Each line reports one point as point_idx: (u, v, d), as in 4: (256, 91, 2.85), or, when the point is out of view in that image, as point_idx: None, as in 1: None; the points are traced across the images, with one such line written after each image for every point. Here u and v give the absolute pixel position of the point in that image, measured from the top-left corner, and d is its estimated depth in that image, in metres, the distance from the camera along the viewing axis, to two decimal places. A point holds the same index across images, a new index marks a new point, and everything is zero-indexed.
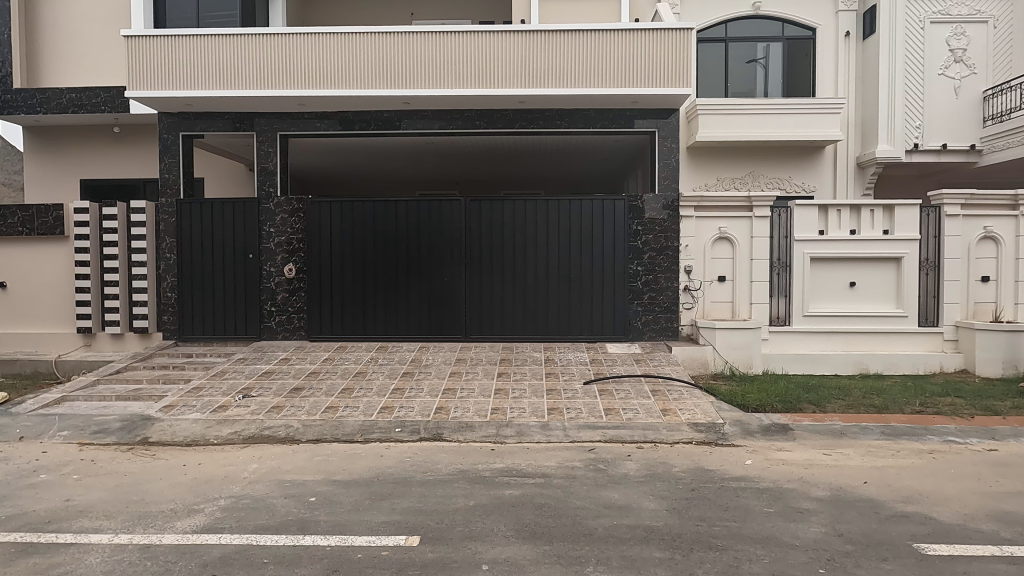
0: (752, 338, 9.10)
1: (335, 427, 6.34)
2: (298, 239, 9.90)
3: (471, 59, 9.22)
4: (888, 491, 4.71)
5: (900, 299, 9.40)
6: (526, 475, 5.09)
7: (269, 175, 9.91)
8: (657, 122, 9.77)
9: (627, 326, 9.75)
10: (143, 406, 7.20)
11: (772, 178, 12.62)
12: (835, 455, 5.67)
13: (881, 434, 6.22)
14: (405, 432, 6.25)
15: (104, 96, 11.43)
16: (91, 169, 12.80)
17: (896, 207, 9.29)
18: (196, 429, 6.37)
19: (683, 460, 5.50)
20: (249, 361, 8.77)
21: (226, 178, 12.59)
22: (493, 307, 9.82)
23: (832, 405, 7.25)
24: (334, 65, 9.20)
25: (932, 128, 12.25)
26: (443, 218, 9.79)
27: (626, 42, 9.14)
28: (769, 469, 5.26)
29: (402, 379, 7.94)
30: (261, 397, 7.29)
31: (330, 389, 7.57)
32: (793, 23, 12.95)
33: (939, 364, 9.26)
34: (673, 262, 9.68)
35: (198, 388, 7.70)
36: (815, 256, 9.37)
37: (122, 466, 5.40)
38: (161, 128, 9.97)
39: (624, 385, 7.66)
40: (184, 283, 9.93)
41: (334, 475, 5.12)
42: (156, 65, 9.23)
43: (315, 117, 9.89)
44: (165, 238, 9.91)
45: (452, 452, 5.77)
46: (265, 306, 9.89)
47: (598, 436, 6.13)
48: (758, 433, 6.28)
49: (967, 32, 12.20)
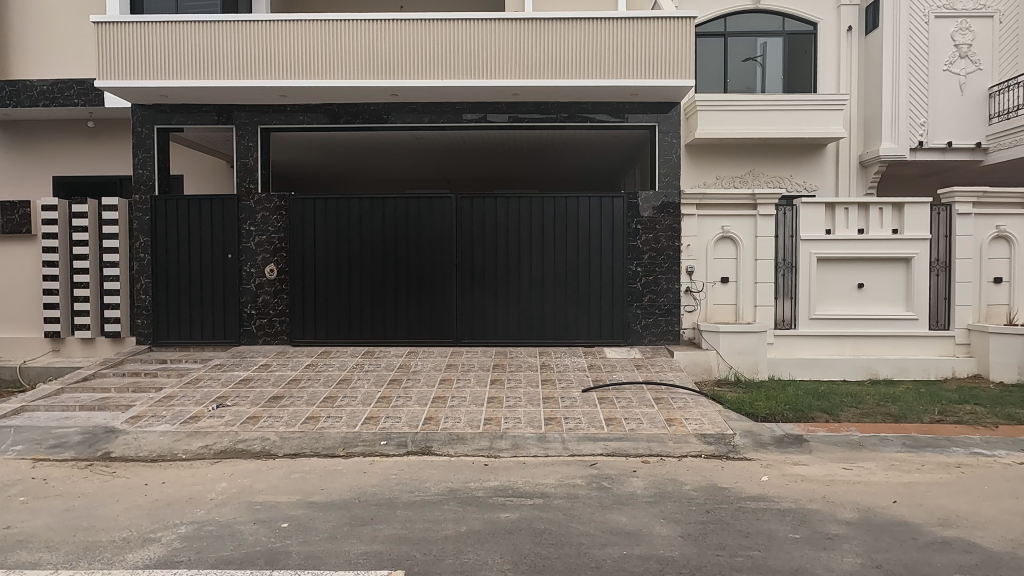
0: (758, 341, 8.69)
1: (315, 439, 5.86)
2: (280, 238, 9.40)
3: (463, 49, 8.73)
4: (923, 512, 4.28)
5: (910, 301, 9.02)
6: (523, 495, 4.62)
7: (250, 171, 9.40)
8: (657, 116, 9.31)
9: (626, 329, 9.29)
10: (108, 416, 6.67)
11: (773, 176, 12.25)
12: (856, 470, 5.24)
13: (903, 446, 5.81)
14: (392, 445, 5.77)
15: (78, 88, 10.88)
16: (65, 165, 12.20)
17: (905, 204, 8.91)
18: (163, 443, 5.86)
19: (694, 476, 5.05)
20: (226, 368, 8.26)
21: (206, 174, 12.05)
22: (486, 309, 9.34)
23: (846, 414, 6.84)
24: (316, 54, 8.71)
25: (937, 125, 11.90)
26: (434, 215, 9.32)
27: (625, 31, 8.70)
28: (789, 486, 4.82)
29: (389, 387, 7.45)
30: (236, 407, 6.78)
31: (311, 398, 7.08)
32: (794, 17, 12.62)
33: (951, 369, 8.86)
34: (675, 262, 9.25)
35: (169, 396, 7.17)
36: (822, 256, 8.97)
37: (77, 486, 4.89)
38: (135, 120, 9.41)
39: (625, 392, 7.21)
40: (159, 285, 9.38)
41: (311, 496, 4.63)
42: (128, 53, 8.69)
43: (299, 109, 9.41)
44: (138, 237, 9.36)
45: (442, 468, 5.30)
46: (245, 309, 9.39)
47: (600, 449, 5.68)
48: (770, 445, 5.86)
49: (972, 27, 11.84)
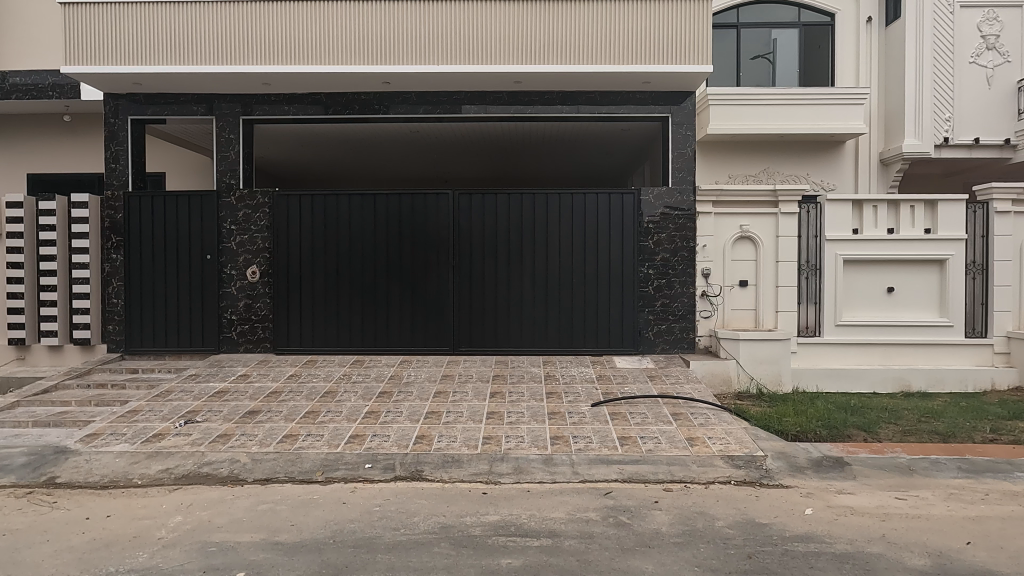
0: (782, 350, 8.00)
1: (290, 462, 5.16)
2: (263, 238, 8.71)
3: (462, 32, 8.07)
4: (1007, 559, 3.58)
5: (944, 306, 8.33)
6: (528, 534, 3.91)
7: (231, 165, 8.72)
8: (670, 107, 8.62)
9: (637, 336, 8.59)
10: (62, 434, 5.97)
11: (789, 175, 11.59)
12: (912, 501, 4.54)
13: (959, 471, 5.11)
14: (377, 469, 5.07)
15: (52, 80, 10.22)
16: (41, 162, 11.54)
17: (939, 202, 8.21)
18: (118, 466, 5.15)
19: (726, 509, 4.34)
20: (201, 379, 7.56)
21: (188, 170, 11.38)
22: (486, 315, 8.65)
23: (886, 432, 6.13)
24: (300, 38, 8.04)
25: (964, 120, 11.22)
26: (429, 213, 8.64)
27: (637, 13, 8.06)
28: (839, 522, 4.12)
29: (378, 401, 6.73)
30: (206, 423, 6.07)
31: (291, 413, 6.37)
32: (811, 7, 11.99)
33: (991, 381, 8.16)
34: (690, 264, 8.55)
35: (134, 411, 6.46)
36: (849, 257, 8.31)
37: (7, 521, 4.20)
38: (107, 111, 8.72)
39: (639, 407, 6.50)
40: (132, 288, 8.69)
41: (279, 534, 3.92)
42: (97, 38, 8.04)
43: (284, 99, 8.74)
44: (110, 237, 8.68)
45: (434, 497, 4.59)
46: (225, 315, 8.70)
47: (615, 474, 4.97)
48: (808, 470, 5.16)
49: (1000, 17, 11.16)
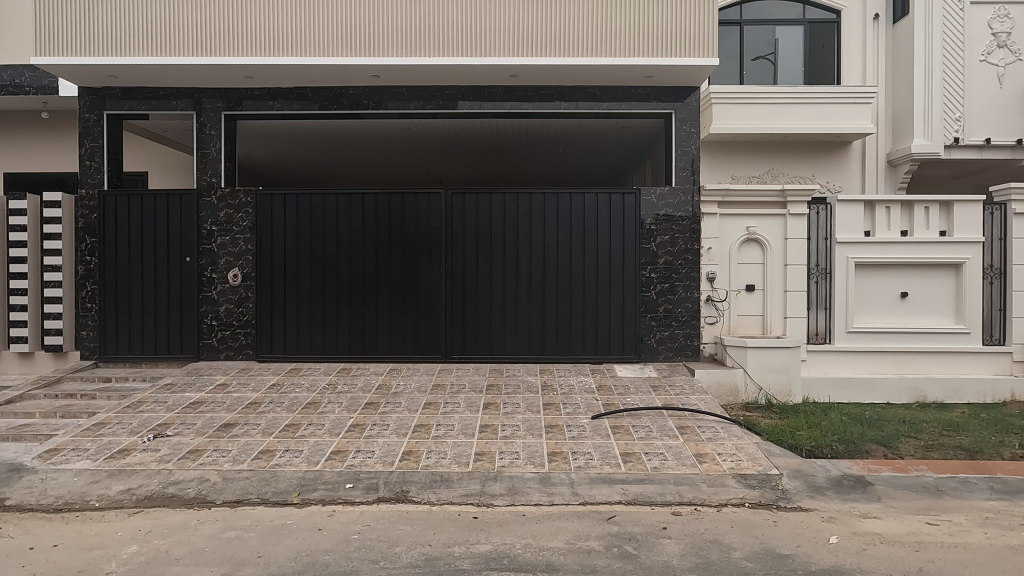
0: (792, 358, 7.60)
1: (264, 482, 4.72)
2: (246, 240, 8.28)
3: (455, 23, 7.69)
4: None
5: (961, 313, 7.94)
6: (522, 568, 3.49)
7: (211, 162, 8.29)
8: (673, 103, 8.23)
9: (638, 344, 8.17)
10: (20, 449, 5.52)
11: (794, 176, 11.25)
12: (945, 526, 4.13)
13: (992, 493, 4.69)
14: (358, 490, 4.63)
15: (30, 74, 9.82)
16: (19, 161, 11.12)
17: (954, 203, 7.84)
18: (75, 486, 4.71)
19: (743, 537, 3.93)
20: (177, 388, 7.11)
21: (172, 169, 10.97)
22: (479, 320, 8.23)
23: (907, 447, 5.72)
24: (284, 28, 7.64)
25: (975, 120, 10.84)
26: (420, 213, 8.21)
27: (640, 5, 7.71)
28: (868, 553, 3.70)
29: (363, 413, 6.29)
30: (177, 438, 5.62)
31: (269, 426, 5.93)
32: (816, 4, 11.66)
33: (1009, 391, 7.79)
34: (695, 268, 8.14)
35: (101, 424, 6.01)
36: (860, 261, 7.93)
37: None
38: (81, 106, 8.30)
39: (642, 420, 6.08)
40: (107, 292, 8.26)
41: (243, 568, 3.49)
42: (71, 30, 7.64)
43: (268, 94, 8.32)
44: (84, 238, 8.25)
45: (420, 523, 4.16)
46: (205, 320, 8.26)
47: (618, 495, 4.55)
48: (828, 491, 4.74)
49: (1011, 14, 10.79)
